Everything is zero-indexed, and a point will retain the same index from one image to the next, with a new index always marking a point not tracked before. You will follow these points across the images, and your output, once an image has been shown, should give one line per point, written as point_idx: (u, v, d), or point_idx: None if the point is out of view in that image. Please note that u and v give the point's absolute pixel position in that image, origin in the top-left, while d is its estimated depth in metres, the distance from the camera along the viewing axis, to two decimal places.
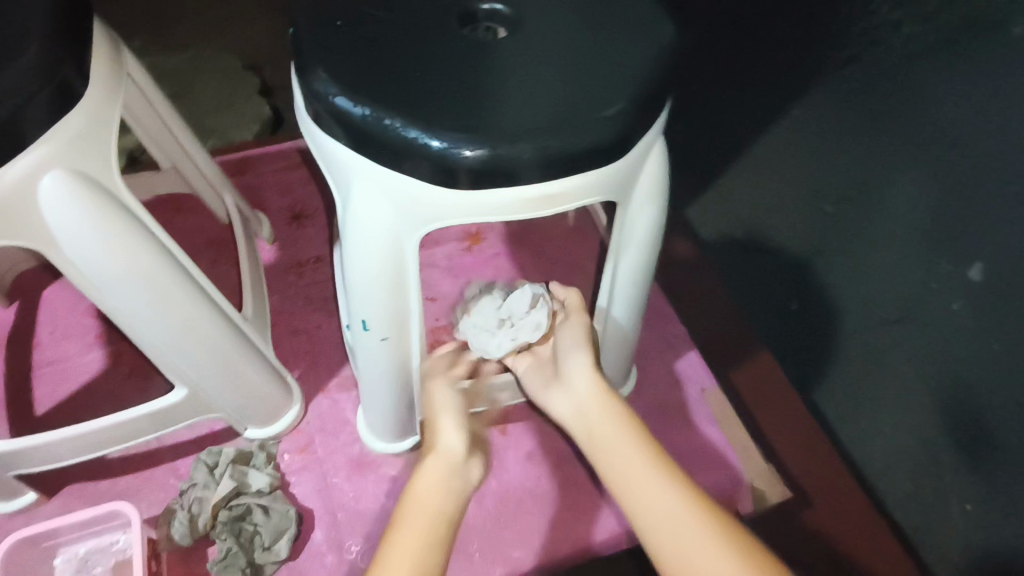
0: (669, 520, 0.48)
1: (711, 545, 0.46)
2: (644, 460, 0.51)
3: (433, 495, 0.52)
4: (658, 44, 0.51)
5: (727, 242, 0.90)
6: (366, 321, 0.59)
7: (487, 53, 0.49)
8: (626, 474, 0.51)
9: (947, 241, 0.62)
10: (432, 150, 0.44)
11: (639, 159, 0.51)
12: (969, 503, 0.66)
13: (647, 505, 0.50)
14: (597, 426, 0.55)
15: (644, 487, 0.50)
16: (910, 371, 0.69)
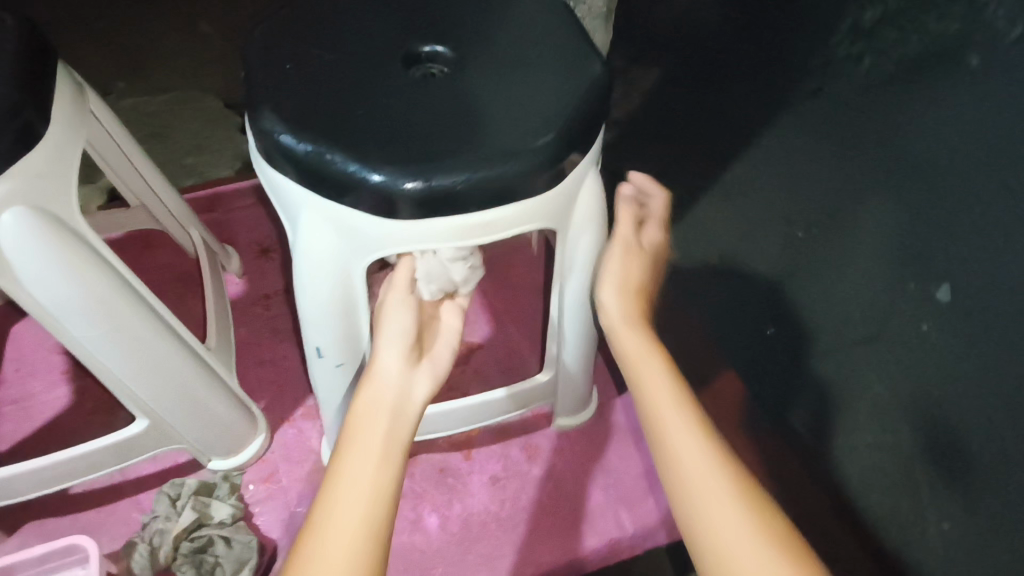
0: (691, 465, 0.51)
1: (727, 493, 0.49)
2: (682, 412, 0.55)
3: (377, 432, 0.54)
4: (587, 78, 0.54)
5: (697, 266, 0.88)
6: (320, 348, 0.61)
7: (428, 90, 0.53)
8: (664, 421, 0.54)
9: (923, 260, 0.54)
10: (372, 182, 0.47)
11: (573, 187, 0.55)
12: (948, 522, 0.58)
13: (674, 447, 0.53)
14: (642, 364, 0.58)
15: (675, 437, 0.53)
16: (884, 392, 0.62)
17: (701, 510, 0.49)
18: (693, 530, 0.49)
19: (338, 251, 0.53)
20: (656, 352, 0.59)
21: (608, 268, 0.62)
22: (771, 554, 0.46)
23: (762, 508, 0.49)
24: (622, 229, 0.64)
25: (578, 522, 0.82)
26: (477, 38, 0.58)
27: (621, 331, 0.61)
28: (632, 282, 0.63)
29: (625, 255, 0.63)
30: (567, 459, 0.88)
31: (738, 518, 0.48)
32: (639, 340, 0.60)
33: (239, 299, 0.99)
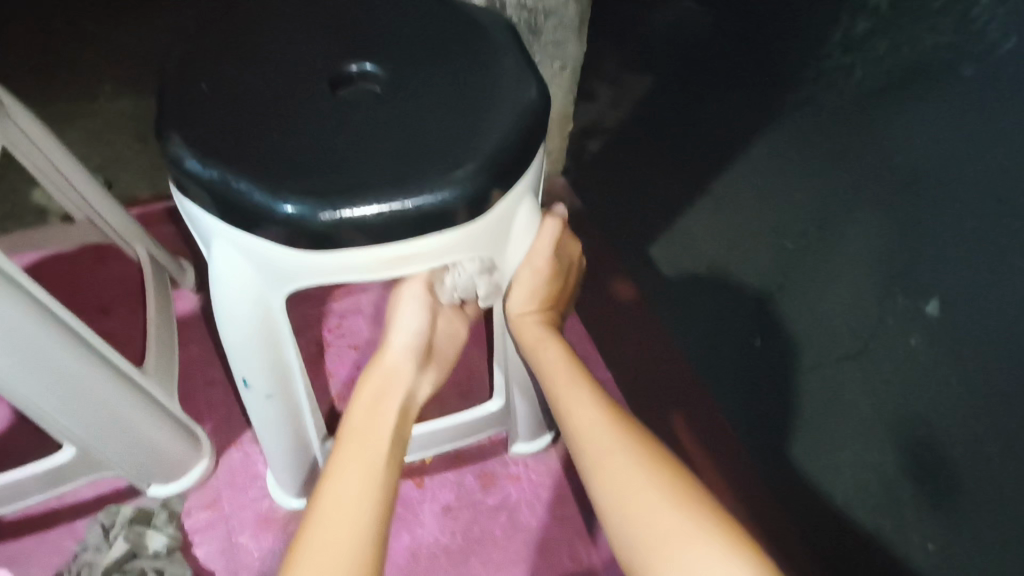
0: (611, 459, 0.51)
1: (642, 475, 0.49)
2: (596, 405, 0.55)
3: (365, 427, 0.57)
4: (520, 102, 0.52)
5: (693, 279, 0.93)
6: (247, 379, 0.58)
7: (350, 112, 0.50)
8: (576, 417, 0.54)
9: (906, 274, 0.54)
10: (285, 214, 0.45)
11: (507, 215, 0.52)
12: (932, 543, 0.58)
13: (590, 444, 0.52)
14: (550, 362, 0.58)
15: (591, 427, 0.53)
16: (868, 407, 0.63)
17: (622, 495, 0.49)
18: (616, 520, 0.48)
19: (256, 280, 0.50)
20: (565, 351, 0.59)
21: (520, 285, 0.58)
22: (695, 535, 0.45)
23: (674, 482, 0.49)
24: (534, 258, 0.56)
25: (531, 554, 0.80)
26: (411, 56, 0.55)
27: (533, 338, 0.59)
28: (542, 291, 0.60)
29: (539, 278, 0.58)
30: (523, 488, 0.85)
31: (655, 497, 0.48)
32: (551, 341, 0.59)
33: (191, 316, 0.96)
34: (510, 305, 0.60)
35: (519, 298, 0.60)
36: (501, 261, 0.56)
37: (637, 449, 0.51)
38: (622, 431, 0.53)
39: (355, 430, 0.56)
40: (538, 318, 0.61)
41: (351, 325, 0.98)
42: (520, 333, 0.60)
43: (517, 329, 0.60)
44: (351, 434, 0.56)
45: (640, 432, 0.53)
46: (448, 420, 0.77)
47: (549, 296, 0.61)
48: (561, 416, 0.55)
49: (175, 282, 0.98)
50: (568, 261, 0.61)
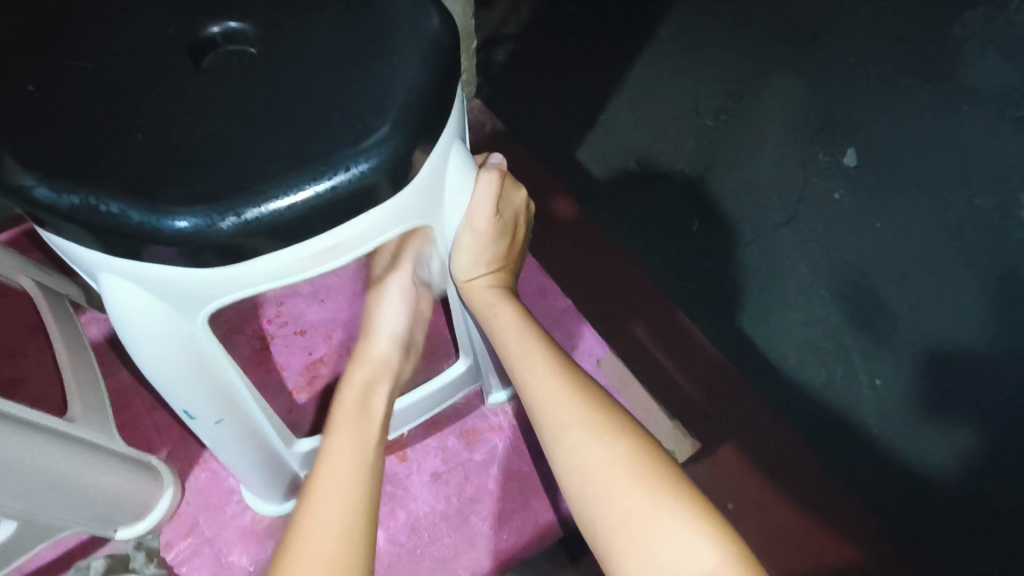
0: (572, 431, 0.47)
1: (605, 445, 0.46)
2: (554, 371, 0.50)
3: (351, 424, 0.54)
4: (424, 37, 0.44)
5: None
6: (190, 411, 0.52)
7: (224, 86, 0.42)
8: (534, 384, 0.50)
9: None
10: (179, 231, 0.37)
11: (438, 175, 0.46)
12: None
13: (551, 416, 0.48)
14: (503, 330, 0.53)
15: (551, 398, 0.49)
16: None
17: (584, 465, 0.46)
18: (582, 495, 0.46)
19: (166, 309, 0.43)
20: (519, 313, 0.54)
21: (461, 251, 0.52)
22: (661, 512, 0.43)
23: (638, 452, 0.46)
24: (473, 220, 0.50)
25: (529, 497, 0.79)
26: (283, 3, 0.46)
27: (483, 304, 0.54)
28: (488, 252, 0.54)
29: (481, 241, 0.52)
30: (508, 436, 0.83)
31: (618, 472, 0.45)
32: (504, 306, 0.54)
33: (110, 339, 0.86)
34: (456, 272, 0.54)
35: (462, 264, 0.54)
36: (443, 226, 0.50)
37: (600, 417, 0.48)
38: (583, 397, 0.49)
39: (343, 429, 0.53)
40: (488, 280, 0.56)
41: (291, 309, 0.90)
42: (472, 300, 0.55)
43: (466, 297, 0.55)
44: (338, 431, 0.53)
45: (601, 397, 0.49)
46: (421, 390, 0.73)
47: (498, 257, 0.55)
48: (518, 384, 0.51)
49: (80, 305, 0.87)
50: (512, 218, 0.54)
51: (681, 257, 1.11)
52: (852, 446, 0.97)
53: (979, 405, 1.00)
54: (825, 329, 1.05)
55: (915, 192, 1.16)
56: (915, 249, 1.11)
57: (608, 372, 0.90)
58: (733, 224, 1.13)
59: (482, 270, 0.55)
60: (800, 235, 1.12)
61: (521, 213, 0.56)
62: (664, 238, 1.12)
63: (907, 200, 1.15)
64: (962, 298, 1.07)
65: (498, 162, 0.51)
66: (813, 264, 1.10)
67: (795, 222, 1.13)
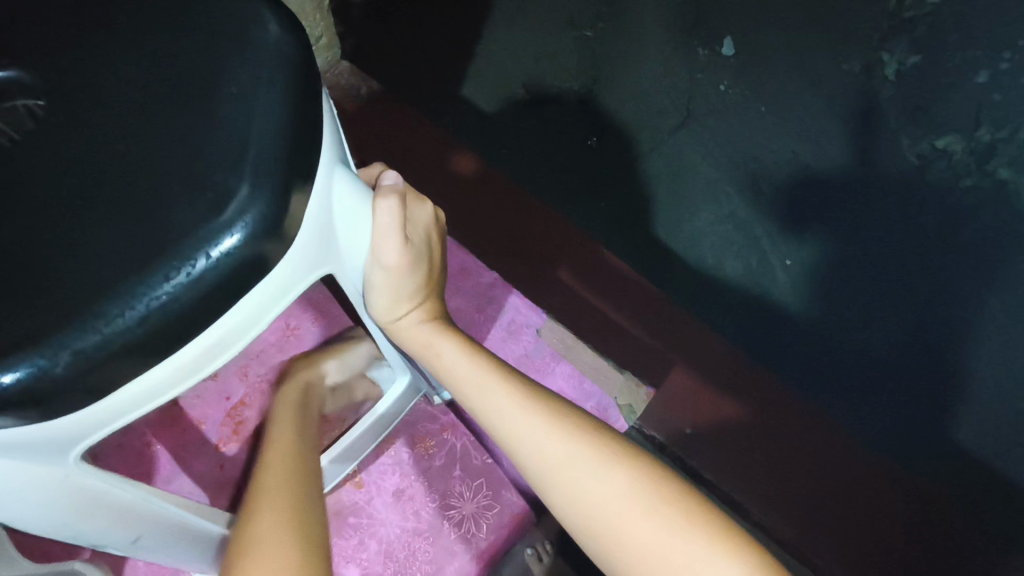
0: (565, 477, 0.42)
1: (606, 482, 0.41)
2: (523, 402, 0.44)
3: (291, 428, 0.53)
4: (266, 56, 0.35)
5: None
6: (97, 544, 0.44)
7: (24, 174, 0.32)
8: (505, 426, 0.44)
9: None
10: (6, 389, 0.29)
11: (326, 221, 0.38)
12: None
13: (535, 462, 0.43)
14: (452, 367, 0.47)
15: (531, 441, 0.43)
16: None
17: (589, 509, 0.41)
18: (596, 543, 0.41)
19: (25, 465, 0.34)
20: (463, 345, 0.48)
21: (376, 290, 0.45)
22: (686, 542, 0.39)
23: (644, 479, 0.41)
24: (381, 256, 0.43)
25: (500, 489, 0.76)
26: (69, 37, 0.35)
27: (419, 344, 0.48)
28: (408, 286, 0.46)
29: (396, 276, 0.45)
30: (463, 433, 0.79)
31: (630, 511, 0.40)
32: (444, 341, 0.49)
33: None
34: (376, 314, 0.47)
35: (381, 304, 0.47)
36: (348, 270, 0.42)
37: (591, 447, 0.42)
38: (565, 425, 0.43)
39: (279, 434, 0.51)
40: (417, 312, 0.49)
41: None
42: (405, 338, 0.49)
43: (395, 336, 0.49)
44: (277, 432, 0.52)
45: (585, 421, 0.44)
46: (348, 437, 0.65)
47: (422, 286, 0.48)
48: (483, 424, 0.46)
49: None
50: (425, 237, 0.47)
51: (589, 186, 0.97)
52: (792, 342, 0.90)
53: (835, 228, 0.94)
54: (735, 224, 0.96)
55: (810, 58, 1.03)
56: (803, 118, 1.00)
57: (548, 339, 0.85)
58: (631, 137, 0.99)
59: (407, 306, 0.48)
60: (695, 136, 1.00)
61: (433, 228, 0.49)
62: (564, 164, 0.98)
63: (801, 77, 1.02)
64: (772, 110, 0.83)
65: (394, 182, 0.44)
66: (714, 161, 0.98)
67: (687, 123, 1.00)
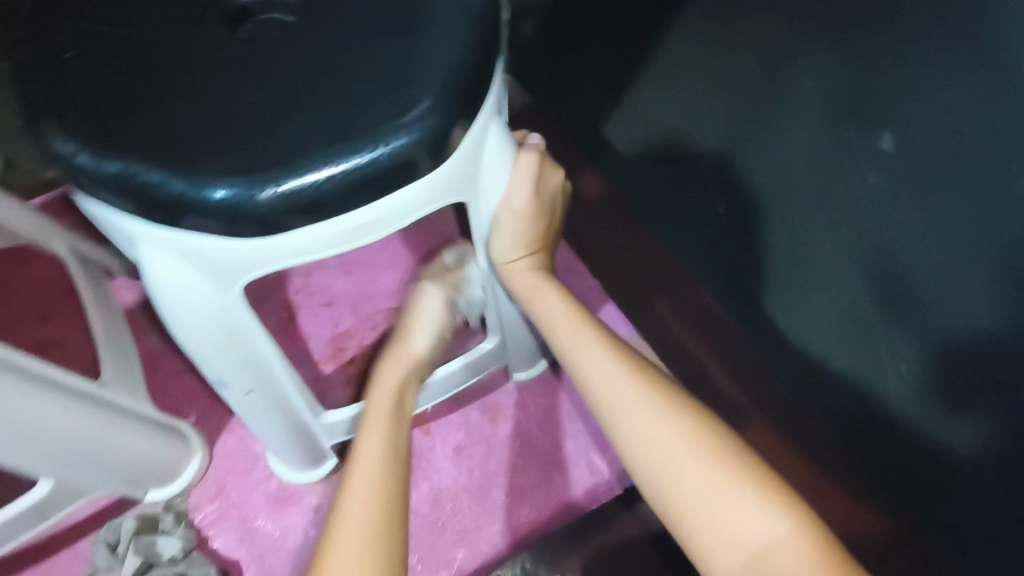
0: (630, 414, 0.48)
1: (667, 424, 0.47)
2: (607, 351, 0.51)
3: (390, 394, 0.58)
4: (465, 8, 0.43)
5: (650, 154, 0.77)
6: (221, 380, 0.52)
7: (268, 59, 0.41)
8: (588, 366, 0.51)
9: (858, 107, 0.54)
10: (218, 202, 0.37)
11: (476, 151, 0.45)
12: (905, 366, 0.56)
13: (609, 402, 0.49)
14: (553, 317, 0.54)
15: (609, 380, 0.50)
16: (842, 256, 0.59)
17: (647, 444, 0.47)
18: (647, 477, 0.47)
19: (203, 279, 0.43)
20: (562, 296, 0.55)
21: (500, 231, 0.51)
22: (733, 485, 0.44)
23: (701, 427, 0.47)
24: (511, 200, 0.49)
25: (552, 475, 0.79)
26: None
27: (524, 290, 0.54)
28: (527, 235, 0.53)
29: (520, 222, 0.51)
30: (532, 413, 0.83)
31: (683, 450, 0.46)
32: (548, 290, 0.54)
33: (138, 306, 0.86)
34: (494, 254, 0.53)
35: (501, 247, 0.53)
36: (480, 202, 0.49)
37: (657, 402, 0.48)
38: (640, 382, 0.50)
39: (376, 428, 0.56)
40: (528, 261, 0.55)
41: (318, 281, 0.90)
42: (512, 283, 0.55)
43: (506, 277, 0.55)
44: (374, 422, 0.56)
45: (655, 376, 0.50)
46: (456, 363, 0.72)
47: (538, 239, 0.54)
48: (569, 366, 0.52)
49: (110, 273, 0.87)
50: (551, 197, 0.53)
51: None
52: None
53: None
54: None
55: None
56: None
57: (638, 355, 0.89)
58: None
59: (520, 253, 0.54)
60: None
61: (560, 193, 0.55)
62: None
63: None
64: (814, 94, 0.57)
65: (538, 142, 0.50)
66: None
67: None
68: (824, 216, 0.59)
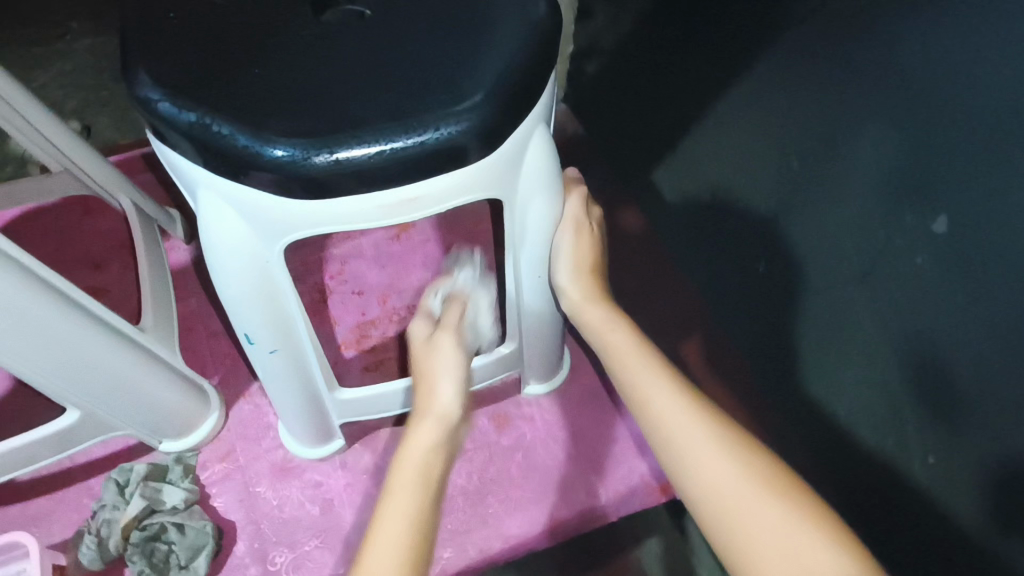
0: (691, 449, 0.50)
1: (728, 462, 0.49)
2: (672, 389, 0.54)
3: (436, 423, 0.57)
4: (528, 21, 0.46)
5: (692, 202, 0.89)
6: (249, 335, 0.55)
7: (340, 41, 0.45)
8: (653, 399, 0.53)
9: (913, 194, 0.56)
10: (277, 160, 0.41)
11: (519, 152, 0.47)
12: (932, 456, 0.61)
13: (673, 435, 0.51)
14: (616, 347, 0.58)
15: (675, 416, 0.52)
16: (873, 323, 0.65)
17: (710, 482, 0.49)
18: (709, 511, 0.48)
19: (251, 233, 0.46)
20: (630, 331, 0.59)
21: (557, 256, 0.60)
22: (795, 528, 0.45)
23: (761, 468, 0.48)
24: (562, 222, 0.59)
25: (550, 491, 0.80)
26: None
27: (591, 319, 0.60)
28: (580, 258, 0.61)
29: (572, 245, 0.60)
30: (537, 428, 0.84)
31: (747, 489, 0.47)
32: (618, 325, 0.60)
33: (184, 267, 0.91)
34: (556, 282, 0.61)
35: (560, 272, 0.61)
36: (516, 201, 0.51)
37: (720, 439, 0.50)
38: (704, 420, 0.52)
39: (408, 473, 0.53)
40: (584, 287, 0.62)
41: (353, 270, 0.93)
42: (576, 311, 0.61)
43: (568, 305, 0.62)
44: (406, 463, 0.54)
45: (719, 415, 0.52)
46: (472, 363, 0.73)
47: (591, 265, 0.61)
48: (630, 398, 0.55)
49: (165, 232, 0.93)
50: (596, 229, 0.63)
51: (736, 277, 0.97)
52: None
53: None
54: None
55: None
56: None
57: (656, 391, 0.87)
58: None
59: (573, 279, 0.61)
60: None
61: (603, 231, 0.65)
62: None
63: None
64: (874, 155, 0.59)
65: (576, 178, 0.64)
66: None
67: None
68: (873, 290, 0.64)
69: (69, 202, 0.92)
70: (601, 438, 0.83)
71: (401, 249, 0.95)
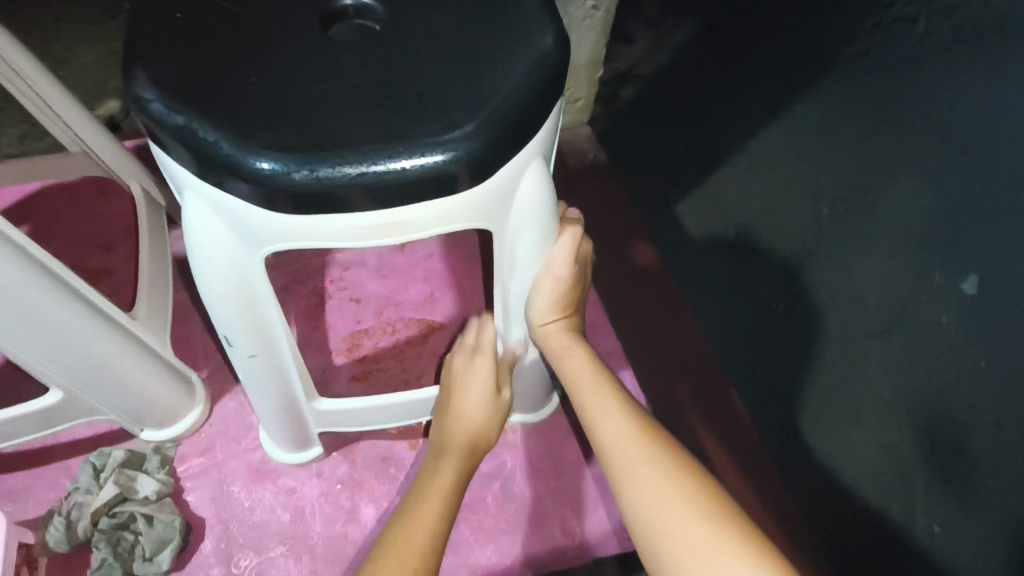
0: (631, 468, 0.49)
1: (667, 483, 0.47)
2: (623, 411, 0.53)
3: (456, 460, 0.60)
4: (532, 54, 0.45)
5: (715, 238, 0.90)
6: (228, 339, 0.54)
7: (339, 58, 0.44)
8: (603, 423, 0.52)
9: (946, 257, 0.72)
10: (260, 171, 0.40)
11: (510, 185, 0.47)
12: (938, 524, 0.65)
13: (617, 458, 0.50)
14: (578, 374, 0.57)
15: (619, 438, 0.51)
16: (885, 378, 0.72)
17: (647, 503, 0.47)
18: (645, 533, 0.46)
19: (233, 240, 0.46)
20: (591, 358, 0.58)
21: (538, 296, 0.57)
22: (726, 551, 0.43)
23: (700, 491, 0.46)
24: (552, 266, 0.55)
25: (523, 524, 0.78)
26: None
27: (558, 348, 0.59)
28: (563, 300, 0.58)
29: (558, 287, 0.57)
30: (519, 457, 0.82)
31: (683, 510, 0.45)
32: (577, 350, 0.58)
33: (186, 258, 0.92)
34: (532, 316, 0.59)
35: (540, 309, 0.58)
36: (504, 231, 0.50)
37: (661, 461, 0.48)
38: (650, 442, 0.50)
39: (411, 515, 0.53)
40: (561, 325, 0.60)
41: (354, 277, 0.93)
42: (547, 343, 0.60)
43: (542, 339, 0.60)
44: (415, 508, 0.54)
45: (664, 436, 0.51)
46: None
47: (570, 304, 0.60)
48: (584, 421, 0.54)
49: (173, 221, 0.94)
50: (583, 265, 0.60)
51: None
52: None
53: None
54: None
55: None
56: None
57: None
58: None
59: (554, 317, 0.59)
60: None
61: (587, 263, 0.61)
62: None
63: None
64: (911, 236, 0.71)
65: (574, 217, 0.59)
66: None
67: None
68: (888, 339, 0.73)
69: (82, 183, 0.93)
70: (584, 476, 0.81)
71: (404, 262, 0.95)
